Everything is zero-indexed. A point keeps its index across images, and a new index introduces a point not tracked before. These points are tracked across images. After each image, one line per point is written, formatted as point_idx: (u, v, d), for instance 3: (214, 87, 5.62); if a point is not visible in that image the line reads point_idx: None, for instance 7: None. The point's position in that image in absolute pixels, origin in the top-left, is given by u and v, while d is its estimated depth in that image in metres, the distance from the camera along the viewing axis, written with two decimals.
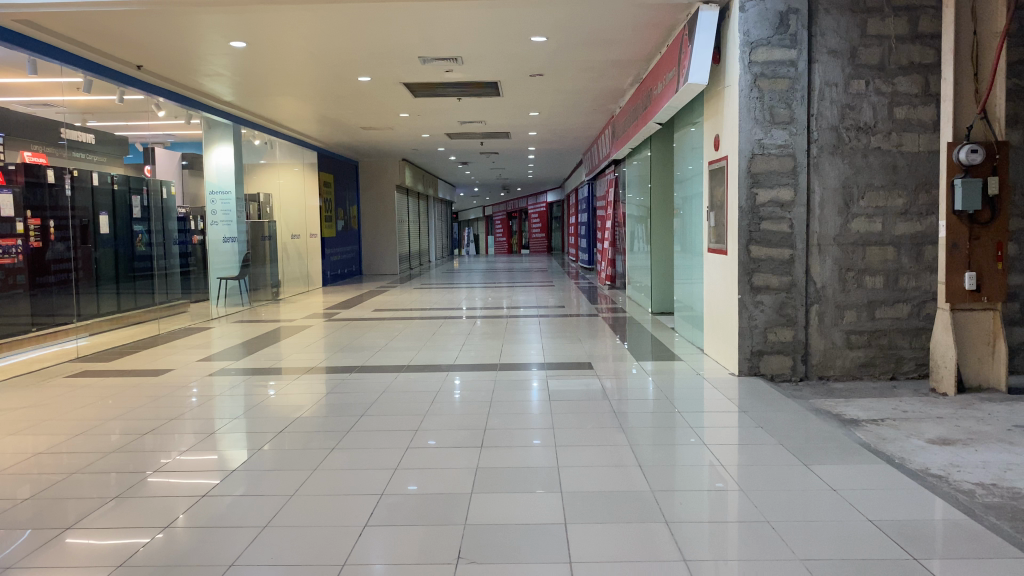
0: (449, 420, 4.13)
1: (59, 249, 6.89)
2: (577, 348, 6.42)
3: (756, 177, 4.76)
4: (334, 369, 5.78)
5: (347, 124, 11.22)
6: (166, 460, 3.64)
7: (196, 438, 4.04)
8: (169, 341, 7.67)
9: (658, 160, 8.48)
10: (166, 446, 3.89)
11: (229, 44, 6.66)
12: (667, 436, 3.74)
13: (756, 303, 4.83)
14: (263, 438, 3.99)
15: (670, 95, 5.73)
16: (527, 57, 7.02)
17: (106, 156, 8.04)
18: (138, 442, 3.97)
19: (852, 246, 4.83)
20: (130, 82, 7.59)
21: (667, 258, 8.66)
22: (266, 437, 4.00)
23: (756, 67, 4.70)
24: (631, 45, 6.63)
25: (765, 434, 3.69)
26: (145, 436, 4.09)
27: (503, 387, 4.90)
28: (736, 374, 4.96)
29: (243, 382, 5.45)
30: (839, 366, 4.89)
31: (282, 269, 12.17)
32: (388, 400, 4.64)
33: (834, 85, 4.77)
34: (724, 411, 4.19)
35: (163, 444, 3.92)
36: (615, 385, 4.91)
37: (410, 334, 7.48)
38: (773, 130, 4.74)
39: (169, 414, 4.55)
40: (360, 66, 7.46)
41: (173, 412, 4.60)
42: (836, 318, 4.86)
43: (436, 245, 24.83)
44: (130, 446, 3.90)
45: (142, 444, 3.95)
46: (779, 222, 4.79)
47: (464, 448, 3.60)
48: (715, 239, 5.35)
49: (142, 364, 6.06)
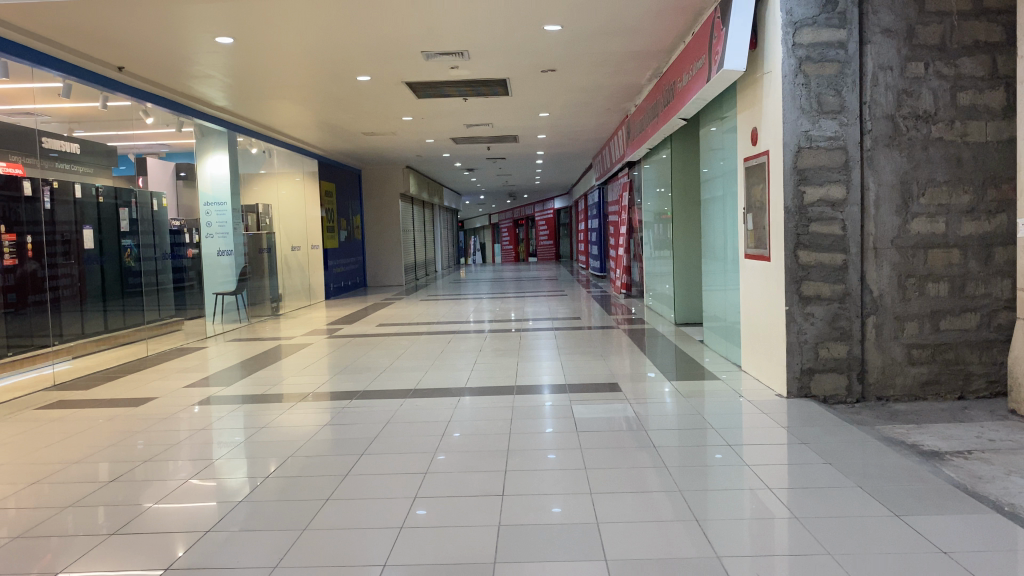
0: (462, 458, 3.58)
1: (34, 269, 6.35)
2: (599, 367, 5.81)
3: (804, 173, 4.23)
4: (336, 394, 5.25)
5: (348, 130, 10.74)
6: (132, 517, 3.06)
7: (175, 484, 3.48)
8: (159, 364, 7.15)
9: (678, 162, 7.94)
10: (135, 497, 3.33)
11: (216, 40, 6.14)
12: (717, 477, 3.16)
13: (806, 315, 4.28)
14: (249, 483, 3.42)
15: (699, 84, 5.20)
16: (540, 49, 6.49)
17: (91, 167, 7.33)
18: (104, 493, 3.40)
19: (913, 249, 4.30)
20: (111, 86, 7.30)
21: (691, 265, 8.08)
22: (254, 482, 3.43)
23: (801, 50, 4.18)
24: (654, 34, 6.11)
25: (837, 473, 3.11)
26: (109, 484, 3.53)
27: (520, 416, 4.33)
28: (784, 396, 4.41)
29: (245, 411, 4.88)
30: (900, 385, 4.34)
31: (282, 283, 11.62)
32: (393, 434, 4.09)
33: (889, 68, 4.25)
34: (773, 442, 3.61)
35: (131, 494, 3.36)
36: (646, 412, 4.32)
37: (416, 352, 6.95)
38: (822, 120, 4.21)
39: (145, 454, 4.00)
40: (360, 64, 6.93)
41: (149, 452, 4.04)
42: (895, 330, 4.32)
43: (442, 253, 24.33)
44: (92, 498, 3.34)
45: (110, 494, 3.39)
46: (830, 223, 4.25)
47: (482, 496, 3.06)
48: (755, 243, 4.82)
49: (124, 392, 5.51)
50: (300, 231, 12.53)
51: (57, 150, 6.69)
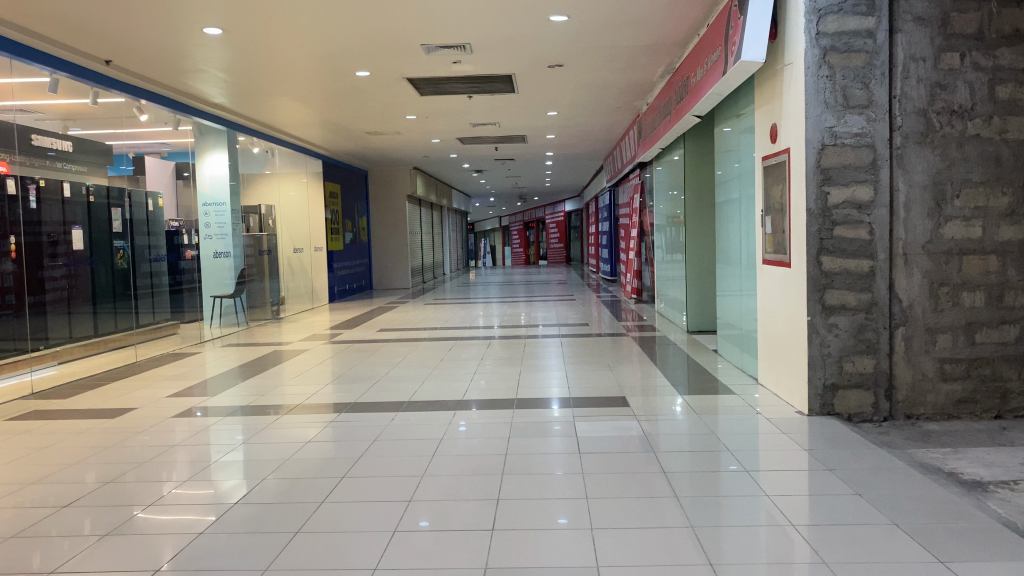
0: (452, 482, 3.26)
1: (8, 270, 5.91)
2: (607, 379, 5.46)
3: (828, 173, 3.91)
4: (327, 406, 4.94)
5: (352, 129, 10.47)
6: (76, 552, 2.71)
7: (135, 511, 3.13)
8: (147, 371, 6.86)
9: (691, 162, 7.61)
10: (86, 525, 2.99)
11: (204, 31, 5.83)
12: (734, 512, 2.82)
13: (829, 326, 3.95)
14: (213, 511, 3.07)
15: (715, 79, 4.88)
16: (545, 42, 6.16)
17: (83, 164, 7.15)
18: (54, 520, 3.07)
19: (946, 255, 3.97)
20: (103, 83, 6.95)
21: (705, 270, 7.73)
22: (220, 510, 3.09)
23: (825, 39, 3.85)
24: (665, 26, 5.79)
25: (872, 508, 2.77)
26: (63, 510, 3.19)
27: (520, 433, 3.99)
28: (806, 413, 4.08)
29: (242, 426, 4.51)
30: (931, 403, 4.00)
31: (284, 285, 11.31)
32: (380, 452, 3.76)
33: (921, 59, 3.92)
34: (792, 469, 3.26)
35: (82, 522, 3.03)
36: (656, 431, 3.97)
37: (415, 360, 6.64)
38: (848, 115, 3.89)
39: (109, 474, 3.67)
40: (358, 57, 6.62)
41: (114, 471, 3.71)
42: (927, 343, 3.98)
43: (451, 255, 24.06)
44: (39, 528, 2.99)
45: (60, 521, 3.05)
46: (856, 227, 3.93)
47: (472, 531, 2.73)
48: (773, 248, 4.51)
49: (103, 401, 5.22)
50: (304, 232, 12.25)
51: (55, 149, 6.66)
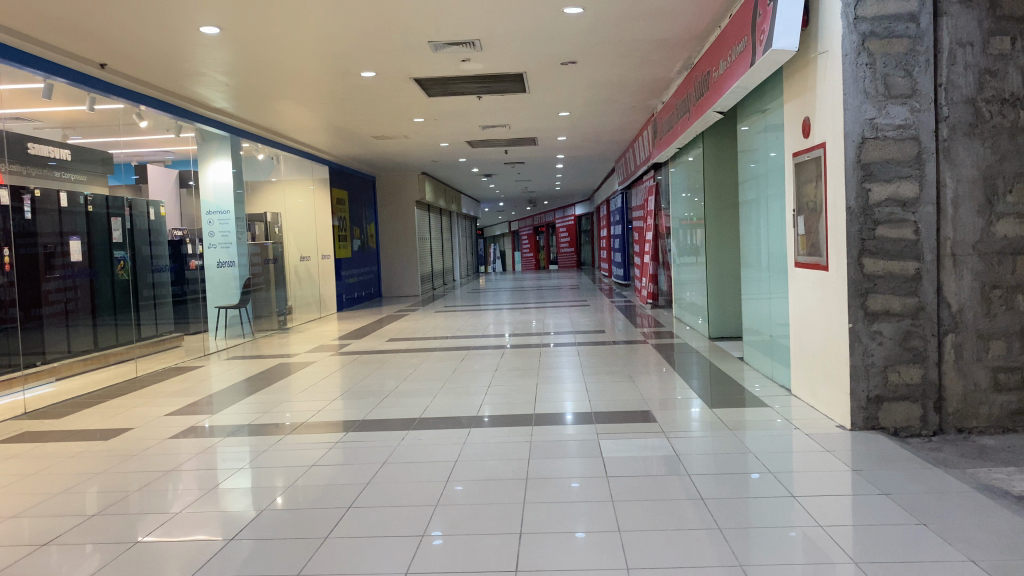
0: (468, 511, 2.96)
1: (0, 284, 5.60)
2: (629, 392, 5.14)
3: (869, 168, 3.62)
4: (334, 424, 4.66)
5: (359, 133, 10.24)
6: None
7: (117, 551, 2.81)
8: (148, 386, 6.60)
9: (711, 161, 7.32)
10: (64, 567, 2.68)
11: (201, 30, 5.54)
12: (786, 546, 2.50)
13: (873, 334, 3.66)
14: (202, 554, 2.72)
15: (741, 71, 4.60)
16: (559, 37, 5.88)
17: (82, 174, 6.94)
18: (29, 560, 2.76)
19: (998, 255, 3.68)
20: (100, 87, 6.68)
21: (726, 274, 7.41)
22: (208, 552, 2.73)
23: (864, 24, 3.56)
24: (684, 18, 5.49)
25: (947, 545, 2.44)
26: (41, 549, 2.88)
27: (539, 454, 3.70)
28: (848, 428, 3.78)
29: (249, 450, 4.18)
30: (985, 415, 3.69)
31: (291, 295, 11.06)
32: (387, 477, 3.47)
33: (969, 44, 3.63)
34: (835, 494, 2.95)
35: (60, 564, 2.72)
36: (686, 450, 3.66)
37: (426, 372, 6.36)
38: (890, 106, 3.60)
39: (96, 505, 3.38)
40: (363, 56, 6.34)
41: (101, 502, 3.42)
42: (979, 351, 3.68)
43: (461, 261, 23.81)
44: (12, 570, 2.68)
45: (36, 562, 2.75)
46: (900, 227, 3.63)
47: (493, 569, 2.43)
48: (807, 250, 4.23)
49: (99, 422, 4.95)
50: (311, 240, 12.00)
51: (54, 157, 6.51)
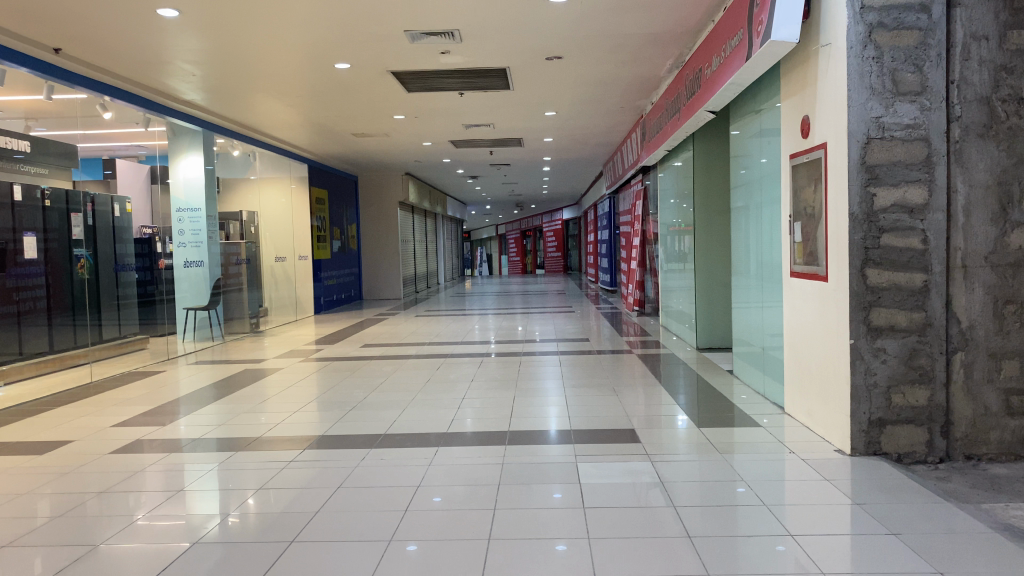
0: (427, 548, 2.63)
1: None
2: (612, 407, 4.81)
3: (874, 171, 3.32)
4: (294, 438, 4.33)
5: (338, 130, 9.91)
6: None
7: None
8: (104, 393, 6.22)
9: (702, 165, 7.03)
10: None
11: (159, 13, 5.17)
12: None
13: (876, 351, 3.36)
14: None
15: (735, 66, 4.31)
16: (542, 30, 5.57)
17: (43, 166, 6.50)
18: None
19: (1012, 267, 3.39)
20: (56, 74, 6.27)
21: (714, 282, 7.10)
22: None
23: (871, 14, 3.28)
24: (674, 11, 5.21)
25: None
26: None
27: (512, 479, 3.38)
28: (847, 453, 3.48)
29: (215, 470, 3.74)
30: (995, 442, 3.40)
31: (266, 296, 10.70)
32: (343, 505, 3.13)
33: (984, 37, 3.34)
34: (833, 534, 2.63)
35: None
36: (671, 476, 3.34)
37: (399, 381, 6.03)
38: (898, 104, 3.31)
39: (12, 530, 3.00)
40: (336, 46, 5.99)
41: (19, 527, 3.04)
42: (990, 371, 3.39)
43: (446, 264, 23.45)
44: None
45: None
46: (907, 235, 3.34)
47: None
48: (804, 258, 3.95)
49: (41, 434, 4.58)
50: (288, 240, 11.64)
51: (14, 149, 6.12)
